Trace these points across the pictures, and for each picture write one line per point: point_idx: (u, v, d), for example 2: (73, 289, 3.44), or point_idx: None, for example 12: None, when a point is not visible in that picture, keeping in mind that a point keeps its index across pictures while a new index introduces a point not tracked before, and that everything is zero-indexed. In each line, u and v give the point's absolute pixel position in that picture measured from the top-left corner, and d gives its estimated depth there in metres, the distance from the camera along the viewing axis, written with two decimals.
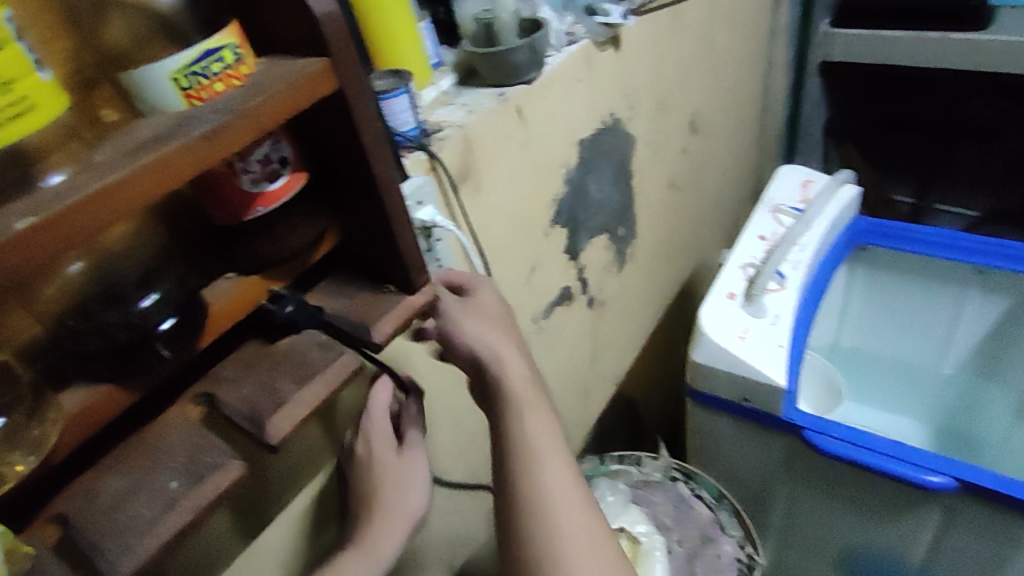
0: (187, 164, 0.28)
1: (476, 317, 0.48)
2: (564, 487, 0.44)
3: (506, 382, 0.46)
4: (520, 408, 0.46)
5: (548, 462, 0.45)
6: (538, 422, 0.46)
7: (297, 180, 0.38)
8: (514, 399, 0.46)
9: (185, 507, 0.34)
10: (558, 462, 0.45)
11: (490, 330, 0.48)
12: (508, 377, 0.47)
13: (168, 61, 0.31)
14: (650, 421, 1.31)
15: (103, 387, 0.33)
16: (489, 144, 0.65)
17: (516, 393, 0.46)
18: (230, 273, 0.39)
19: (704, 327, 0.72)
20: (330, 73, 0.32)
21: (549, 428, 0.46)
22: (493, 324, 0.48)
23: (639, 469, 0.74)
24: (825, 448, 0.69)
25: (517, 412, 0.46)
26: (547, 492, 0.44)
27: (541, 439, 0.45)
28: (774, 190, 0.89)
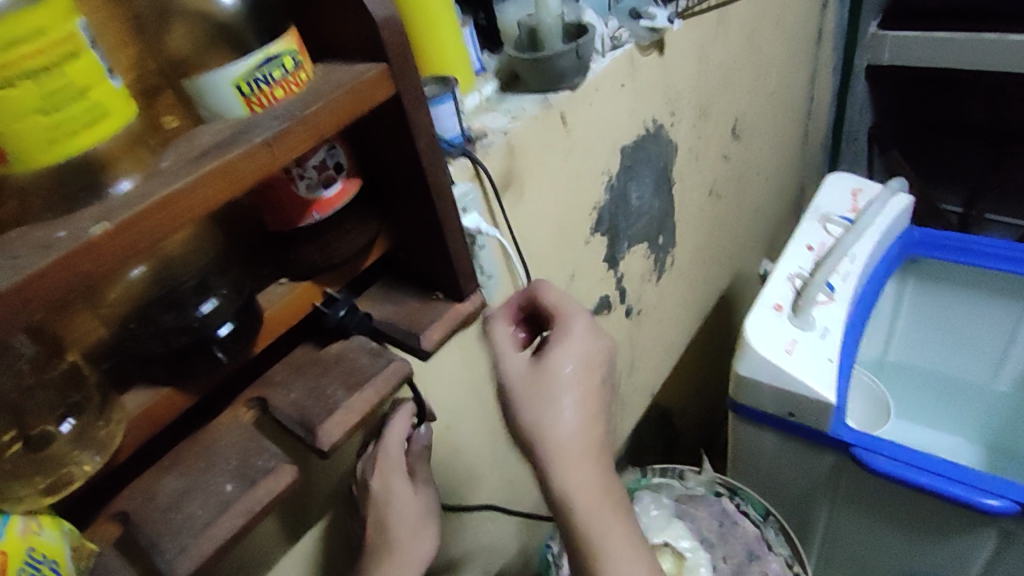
0: (248, 171, 0.28)
1: (541, 394, 0.41)
2: (618, 535, 0.41)
3: (553, 451, 0.40)
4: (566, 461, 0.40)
5: (597, 519, 0.40)
6: (588, 481, 0.40)
7: (351, 186, 0.39)
8: (557, 459, 0.40)
9: (238, 509, 0.34)
10: (612, 523, 0.41)
11: (548, 405, 0.41)
12: (556, 440, 0.40)
13: (231, 68, 0.31)
14: (686, 431, 1.29)
15: (163, 389, 0.34)
16: (533, 150, 0.65)
17: (562, 462, 0.40)
18: (284, 278, 0.40)
19: (749, 339, 0.71)
20: (386, 79, 0.32)
21: (603, 485, 0.41)
22: (557, 404, 0.41)
23: (682, 483, 0.72)
24: (874, 465, 0.67)
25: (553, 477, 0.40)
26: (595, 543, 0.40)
27: (589, 496, 0.40)
28: (822, 198, 0.87)
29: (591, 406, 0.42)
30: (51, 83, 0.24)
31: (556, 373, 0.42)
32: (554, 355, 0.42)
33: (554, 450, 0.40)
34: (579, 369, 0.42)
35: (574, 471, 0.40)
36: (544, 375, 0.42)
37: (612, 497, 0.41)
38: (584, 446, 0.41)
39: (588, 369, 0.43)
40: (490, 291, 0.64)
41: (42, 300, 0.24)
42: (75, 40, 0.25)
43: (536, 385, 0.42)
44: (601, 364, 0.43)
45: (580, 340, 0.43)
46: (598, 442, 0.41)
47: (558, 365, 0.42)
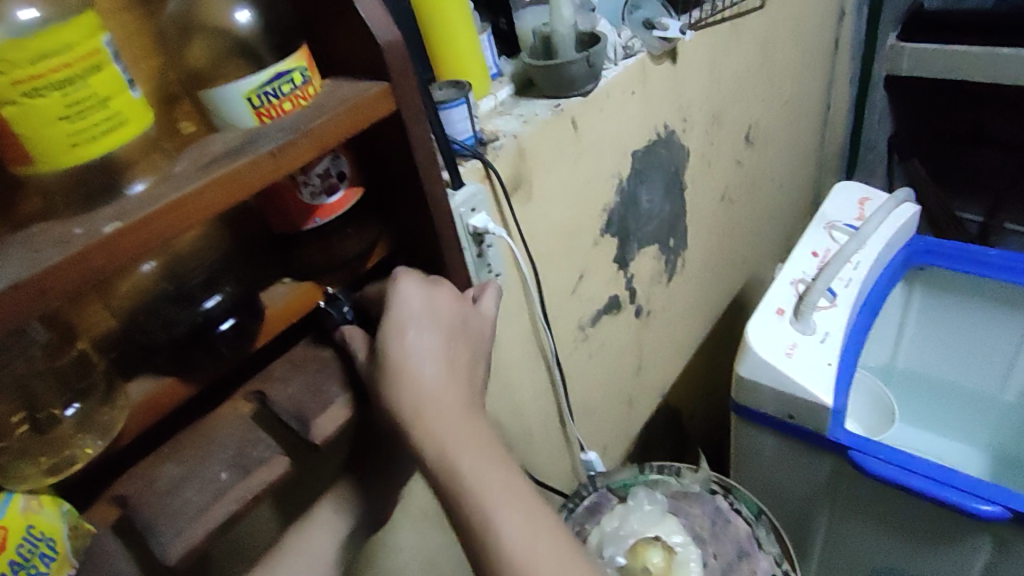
0: (254, 179, 0.30)
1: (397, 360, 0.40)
2: (493, 477, 0.38)
3: (416, 408, 0.39)
4: (424, 414, 0.39)
5: (468, 460, 0.38)
6: (455, 426, 0.39)
7: (354, 194, 0.40)
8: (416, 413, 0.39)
9: (231, 496, 0.37)
10: (491, 467, 0.39)
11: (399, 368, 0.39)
12: (417, 397, 0.39)
13: (245, 81, 0.33)
14: (694, 433, 1.29)
15: (166, 379, 0.36)
16: (543, 153, 0.66)
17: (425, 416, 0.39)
18: (287, 278, 0.41)
19: (751, 343, 0.72)
20: (387, 98, 0.34)
21: (475, 433, 0.39)
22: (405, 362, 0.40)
23: (678, 480, 0.73)
24: (870, 468, 0.68)
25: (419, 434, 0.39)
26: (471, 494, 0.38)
27: (461, 439, 0.39)
28: (829, 207, 0.88)
29: (451, 363, 0.41)
30: (76, 95, 0.26)
31: (412, 333, 0.40)
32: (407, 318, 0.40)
33: (410, 402, 0.39)
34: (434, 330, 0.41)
35: (438, 420, 0.39)
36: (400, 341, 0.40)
37: (485, 439, 0.39)
38: (446, 395, 0.39)
39: (445, 325, 0.41)
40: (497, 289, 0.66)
41: (58, 291, 0.26)
42: (99, 55, 0.27)
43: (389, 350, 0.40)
44: (458, 320, 0.42)
45: (433, 302, 0.41)
46: (461, 395, 0.40)
47: (413, 325, 0.40)
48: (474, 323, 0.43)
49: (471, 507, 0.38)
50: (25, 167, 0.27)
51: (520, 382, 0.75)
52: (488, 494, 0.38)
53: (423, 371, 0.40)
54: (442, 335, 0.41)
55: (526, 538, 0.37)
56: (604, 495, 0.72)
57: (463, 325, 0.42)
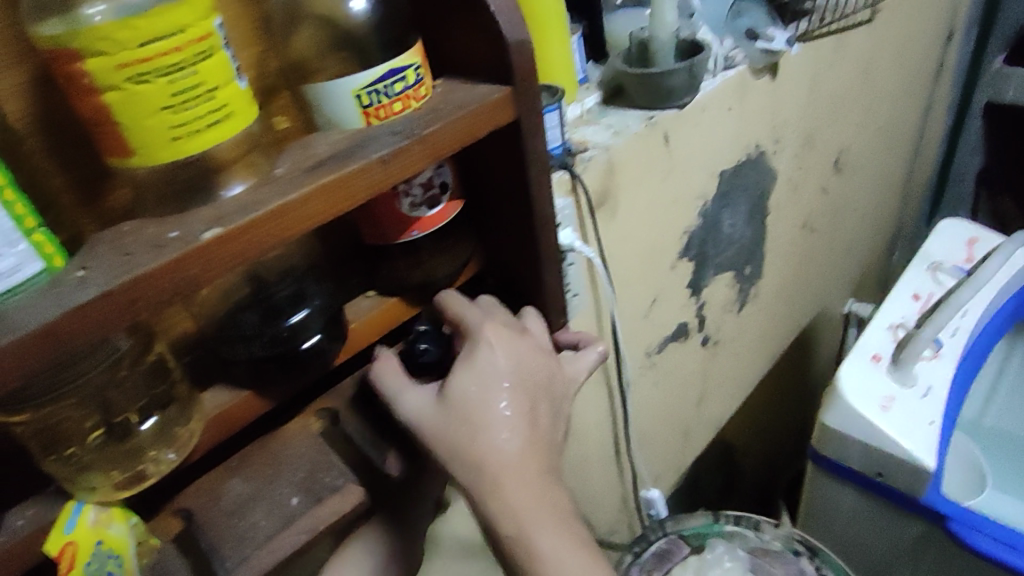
0: (360, 186, 0.27)
1: (469, 416, 0.34)
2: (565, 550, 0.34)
3: (483, 467, 0.33)
4: (505, 477, 0.33)
5: (544, 538, 0.33)
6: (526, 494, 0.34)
7: (453, 207, 0.37)
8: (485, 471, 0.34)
9: (300, 527, 0.34)
10: (568, 547, 0.34)
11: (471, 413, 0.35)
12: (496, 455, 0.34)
13: (354, 77, 0.30)
14: (746, 468, 1.23)
15: (243, 392, 0.33)
16: (632, 169, 0.62)
17: (512, 479, 0.33)
18: (370, 291, 0.39)
19: (844, 390, 0.66)
20: (507, 104, 0.31)
21: (549, 505, 0.34)
22: (482, 420, 0.34)
23: (757, 535, 0.67)
24: (974, 544, 0.62)
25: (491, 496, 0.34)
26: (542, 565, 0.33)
27: (539, 514, 0.34)
28: (934, 245, 0.81)
29: (531, 421, 0.36)
30: (182, 83, 0.23)
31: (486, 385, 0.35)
32: (484, 369, 0.35)
33: (488, 467, 0.33)
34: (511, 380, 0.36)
35: (514, 487, 0.33)
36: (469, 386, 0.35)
37: (563, 514, 0.35)
38: (526, 459, 0.34)
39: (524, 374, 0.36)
40: (573, 309, 0.62)
41: (148, 301, 0.23)
42: (211, 39, 0.24)
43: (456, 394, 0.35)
44: (539, 375, 0.37)
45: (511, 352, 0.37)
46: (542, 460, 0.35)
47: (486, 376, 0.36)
48: (557, 379, 0.39)
49: None
50: (120, 160, 0.25)
51: (584, 406, 0.72)
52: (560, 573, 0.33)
53: (505, 431, 0.34)
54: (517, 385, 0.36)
55: None
56: (676, 542, 0.67)
57: (543, 380, 0.38)
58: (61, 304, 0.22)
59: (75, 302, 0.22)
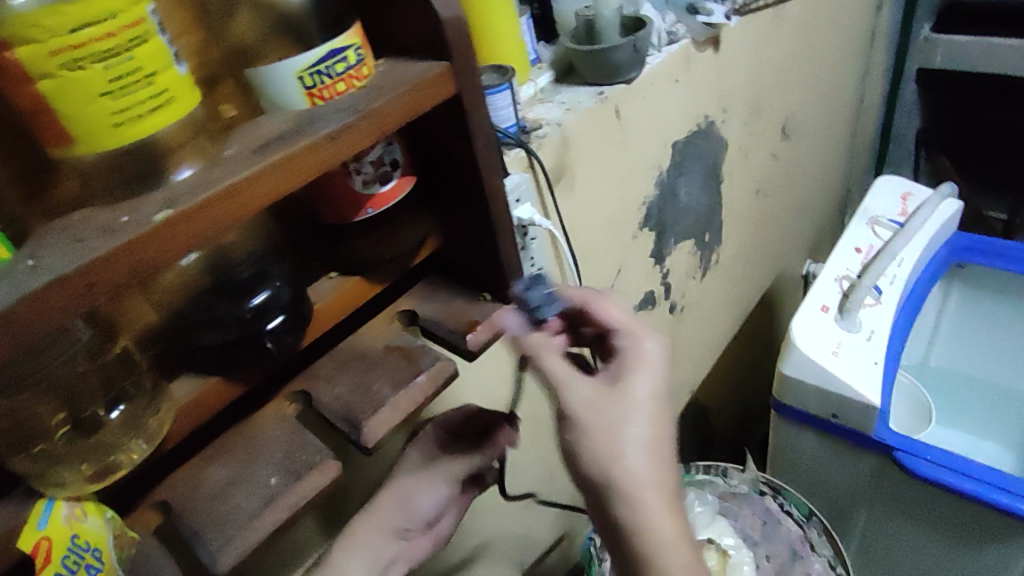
0: (312, 163, 0.28)
1: (610, 418, 0.38)
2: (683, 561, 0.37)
3: (621, 475, 0.37)
4: (634, 493, 0.37)
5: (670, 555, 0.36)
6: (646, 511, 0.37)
7: (406, 182, 0.38)
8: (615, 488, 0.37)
9: (282, 504, 0.34)
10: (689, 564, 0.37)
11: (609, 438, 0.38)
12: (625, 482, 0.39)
13: (294, 60, 0.32)
14: (722, 433, 1.26)
15: (213, 379, 0.34)
16: (586, 145, 0.62)
17: (645, 488, 0.37)
18: (334, 272, 0.39)
19: (795, 339, 0.72)
20: (448, 78, 0.33)
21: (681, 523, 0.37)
22: (621, 424, 0.38)
23: (725, 481, 0.68)
24: (918, 470, 0.69)
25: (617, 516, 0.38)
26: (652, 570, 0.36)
27: (666, 530, 0.37)
28: (872, 201, 0.90)
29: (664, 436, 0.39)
30: (119, 68, 0.24)
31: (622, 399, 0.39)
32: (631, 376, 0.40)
33: (619, 476, 0.37)
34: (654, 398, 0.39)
35: (647, 503, 0.37)
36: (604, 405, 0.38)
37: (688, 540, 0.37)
38: (659, 476, 0.37)
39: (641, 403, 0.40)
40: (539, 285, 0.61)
41: (107, 284, 0.23)
42: (145, 24, 0.25)
43: (600, 408, 0.39)
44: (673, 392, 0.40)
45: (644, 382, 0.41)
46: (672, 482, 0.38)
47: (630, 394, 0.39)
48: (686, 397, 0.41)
49: None
50: (62, 149, 0.25)
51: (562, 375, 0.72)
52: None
53: (640, 439, 0.38)
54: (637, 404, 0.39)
55: None
56: None
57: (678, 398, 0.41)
58: (18, 291, 0.22)
59: (33, 287, 0.22)
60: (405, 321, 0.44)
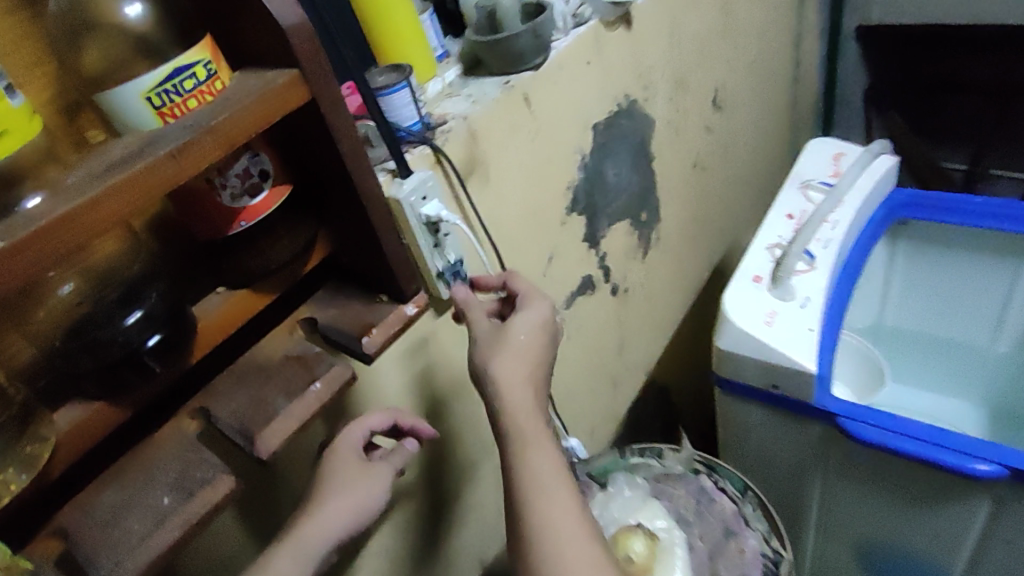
0: (154, 182, 0.28)
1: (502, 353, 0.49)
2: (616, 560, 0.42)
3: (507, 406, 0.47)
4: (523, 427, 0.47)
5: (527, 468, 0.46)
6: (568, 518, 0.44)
7: (278, 194, 0.38)
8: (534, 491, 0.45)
9: (175, 521, 0.35)
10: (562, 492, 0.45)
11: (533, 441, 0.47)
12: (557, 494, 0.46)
13: (139, 80, 0.31)
14: (685, 407, 1.27)
15: (95, 404, 0.34)
16: (496, 135, 0.63)
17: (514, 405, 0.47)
18: (221, 287, 0.40)
19: (729, 314, 0.74)
20: (299, 83, 0.32)
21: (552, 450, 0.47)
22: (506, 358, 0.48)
23: (660, 462, 0.69)
24: (859, 434, 0.70)
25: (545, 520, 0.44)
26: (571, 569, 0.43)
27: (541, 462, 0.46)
28: (803, 165, 0.91)
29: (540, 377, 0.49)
30: None
31: (522, 351, 0.49)
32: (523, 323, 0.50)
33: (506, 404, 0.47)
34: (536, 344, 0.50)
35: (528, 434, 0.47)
36: (510, 364, 0.48)
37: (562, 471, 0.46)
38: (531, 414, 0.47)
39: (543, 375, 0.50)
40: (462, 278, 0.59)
41: None
42: None
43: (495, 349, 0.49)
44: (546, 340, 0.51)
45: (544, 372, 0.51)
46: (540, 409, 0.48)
47: (528, 340, 0.49)
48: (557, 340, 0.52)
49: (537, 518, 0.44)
50: None
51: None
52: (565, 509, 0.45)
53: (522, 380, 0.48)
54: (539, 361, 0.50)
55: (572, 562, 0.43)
56: (586, 483, 0.67)
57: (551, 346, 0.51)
58: None
59: None
60: (307, 329, 0.44)
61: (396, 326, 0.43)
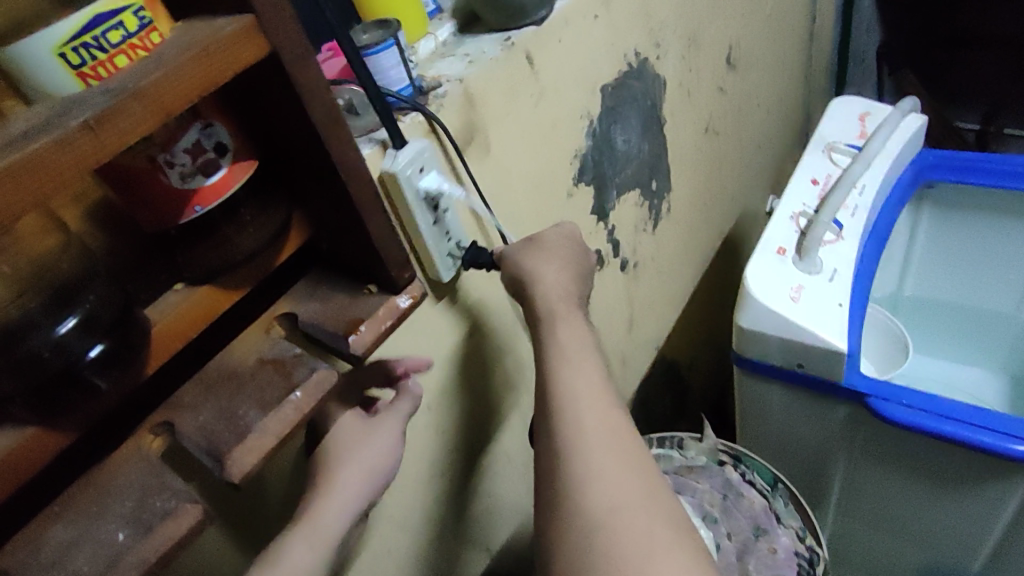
0: (66, 163, 0.23)
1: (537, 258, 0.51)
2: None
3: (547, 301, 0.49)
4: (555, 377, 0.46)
5: (570, 384, 0.45)
6: (598, 446, 0.41)
7: (241, 171, 0.31)
8: (569, 409, 0.44)
9: (130, 563, 0.30)
10: (597, 408, 0.44)
11: (572, 443, 0.42)
12: (584, 500, 0.39)
13: (52, 30, 0.25)
14: (697, 383, 1.22)
15: (29, 430, 0.28)
16: (496, 99, 0.56)
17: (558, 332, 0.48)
18: (180, 283, 0.34)
19: (752, 289, 0.67)
20: (256, 36, 0.26)
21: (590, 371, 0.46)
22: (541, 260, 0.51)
23: (682, 453, 0.64)
24: (890, 415, 0.65)
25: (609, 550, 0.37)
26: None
27: (585, 387, 0.45)
28: (827, 126, 0.84)
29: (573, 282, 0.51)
30: None
31: (554, 252, 0.52)
32: (555, 236, 0.53)
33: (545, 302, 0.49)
34: (569, 258, 0.52)
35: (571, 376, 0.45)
36: (549, 266, 0.50)
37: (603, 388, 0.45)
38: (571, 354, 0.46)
39: (580, 279, 0.52)
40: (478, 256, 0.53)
41: None
42: None
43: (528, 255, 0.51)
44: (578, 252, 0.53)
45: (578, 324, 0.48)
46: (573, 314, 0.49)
47: (557, 245, 0.52)
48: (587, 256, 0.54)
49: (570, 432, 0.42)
50: None
51: (507, 346, 0.66)
52: (600, 423, 0.43)
53: (557, 278, 0.50)
54: (574, 260, 0.52)
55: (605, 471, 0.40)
56: None
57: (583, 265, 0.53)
58: None
59: None
60: (286, 327, 0.38)
61: (388, 323, 0.37)
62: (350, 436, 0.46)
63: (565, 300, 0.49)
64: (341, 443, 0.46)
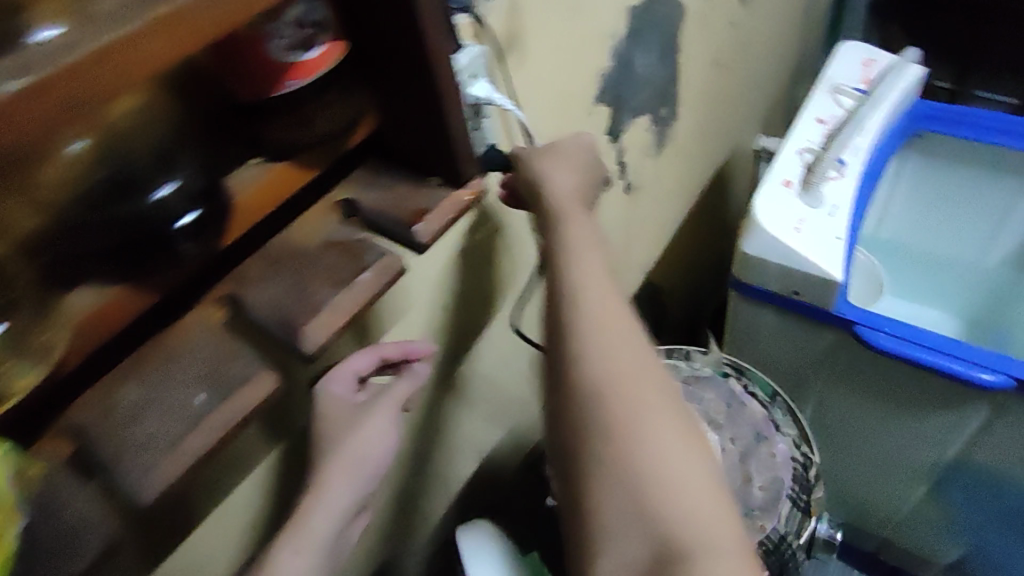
0: (206, 23, 0.23)
1: (547, 160, 0.47)
2: (683, 461, 0.36)
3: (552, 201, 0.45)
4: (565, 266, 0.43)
5: (579, 269, 0.42)
6: (606, 333, 0.40)
7: (335, 52, 0.34)
8: (573, 289, 0.41)
9: (214, 421, 0.31)
10: (602, 293, 0.42)
11: (578, 326, 0.40)
12: (587, 379, 0.38)
13: None
14: (673, 312, 1.26)
15: (115, 287, 0.29)
16: (537, 10, 0.56)
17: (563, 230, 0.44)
18: (257, 158, 0.34)
19: (758, 217, 0.69)
20: None
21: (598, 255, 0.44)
22: (549, 165, 0.47)
23: (689, 364, 0.69)
24: (874, 342, 0.68)
25: (613, 422, 0.37)
26: (678, 514, 0.35)
27: (591, 271, 0.42)
28: (836, 68, 0.85)
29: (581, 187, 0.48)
30: None
31: (567, 159, 0.48)
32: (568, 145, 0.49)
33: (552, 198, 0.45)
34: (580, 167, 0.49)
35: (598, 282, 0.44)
36: (558, 172, 0.47)
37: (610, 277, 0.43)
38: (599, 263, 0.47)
39: (590, 189, 0.49)
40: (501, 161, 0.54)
41: None
42: None
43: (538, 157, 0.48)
44: (591, 163, 0.50)
45: (587, 225, 0.45)
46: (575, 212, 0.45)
47: (571, 153, 0.49)
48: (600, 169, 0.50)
49: (575, 317, 0.40)
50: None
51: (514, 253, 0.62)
52: (601, 306, 0.41)
53: (563, 184, 0.46)
54: (586, 171, 0.49)
55: (608, 353, 0.39)
56: None
57: (596, 176, 0.50)
58: None
59: None
60: (345, 213, 0.39)
61: (449, 213, 0.38)
62: (338, 419, 0.43)
63: (571, 203, 0.46)
64: (329, 426, 0.42)
